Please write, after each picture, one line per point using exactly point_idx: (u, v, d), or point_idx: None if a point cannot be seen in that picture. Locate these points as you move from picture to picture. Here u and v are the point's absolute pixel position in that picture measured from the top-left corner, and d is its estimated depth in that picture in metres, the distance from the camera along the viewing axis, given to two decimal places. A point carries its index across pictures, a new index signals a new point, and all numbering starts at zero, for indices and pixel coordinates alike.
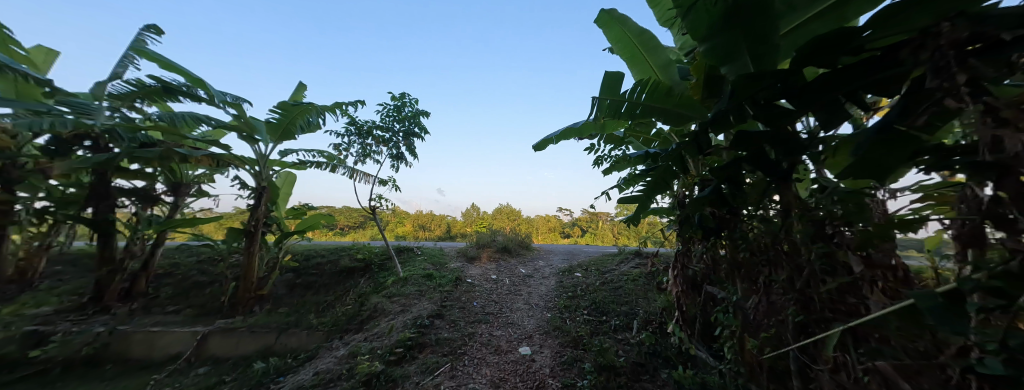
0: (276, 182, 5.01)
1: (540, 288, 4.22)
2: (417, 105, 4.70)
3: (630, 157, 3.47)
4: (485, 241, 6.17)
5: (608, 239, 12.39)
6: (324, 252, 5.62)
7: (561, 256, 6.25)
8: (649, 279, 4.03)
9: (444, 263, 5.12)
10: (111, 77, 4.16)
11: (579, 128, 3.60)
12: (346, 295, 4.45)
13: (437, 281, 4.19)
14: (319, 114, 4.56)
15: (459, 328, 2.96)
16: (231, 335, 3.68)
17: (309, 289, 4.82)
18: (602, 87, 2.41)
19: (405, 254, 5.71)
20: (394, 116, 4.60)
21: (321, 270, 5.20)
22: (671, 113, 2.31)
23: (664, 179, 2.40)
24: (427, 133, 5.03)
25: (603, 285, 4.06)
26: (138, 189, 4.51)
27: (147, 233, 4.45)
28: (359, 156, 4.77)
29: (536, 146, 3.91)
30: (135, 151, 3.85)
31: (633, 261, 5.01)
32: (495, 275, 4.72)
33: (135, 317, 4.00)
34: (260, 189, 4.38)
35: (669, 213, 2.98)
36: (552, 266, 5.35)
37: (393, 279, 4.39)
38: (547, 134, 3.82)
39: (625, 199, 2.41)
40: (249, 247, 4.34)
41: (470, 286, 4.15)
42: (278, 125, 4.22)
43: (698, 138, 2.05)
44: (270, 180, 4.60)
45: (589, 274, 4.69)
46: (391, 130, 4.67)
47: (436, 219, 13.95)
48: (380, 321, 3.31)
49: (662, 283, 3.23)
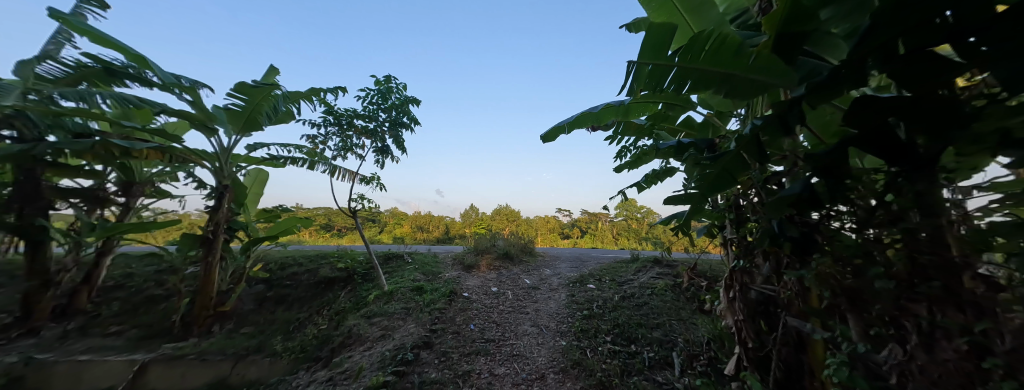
0: (244, 181, 4.38)
1: (548, 304, 3.60)
2: (405, 91, 4.07)
3: (659, 149, 2.88)
4: (484, 246, 5.54)
5: (609, 240, 11.81)
6: (302, 260, 4.98)
7: (568, 262, 5.64)
8: (678, 293, 3.43)
9: (437, 272, 4.50)
10: (41, 56, 3.52)
11: (598, 114, 3.02)
12: (322, 312, 3.82)
13: (427, 296, 3.57)
14: (291, 100, 3.91)
15: (451, 364, 2.34)
16: (175, 366, 3.03)
17: (282, 304, 4.17)
18: (643, 47, 1.75)
19: (393, 262, 5.07)
20: (378, 103, 3.97)
21: (297, 281, 4.56)
22: (739, 82, 1.63)
23: (732, 174, 1.65)
24: (418, 124, 4.41)
25: (623, 301, 3.45)
26: (80, 190, 3.88)
27: (90, 240, 3.82)
28: (338, 150, 4.13)
29: (546, 136, 3.32)
30: (62, 142, 3.21)
31: (652, 270, 4.40)
32: (496, 288, 4.09)
33: (66, 341, 3.35)
34: (221, 189, 3.74)
35: (715, 217, 2.38)
36: (560, 275, 4.72)
37: (376, 293, 3.75)
38: (558, 122, 3.22)
39: (671, 199, 1.78)
40: (207, 256, 3.68)
41: (467, 302, 3.53)
42: (239, 113, 3.57)
43: (788, 115, 1.43)
44: (234, 178, 3.97)
45: (603, 286, 4.07)
46: (374, 120, 4.03)
47: (433, 220, 13.25)
48: (354, 352, 2.67)
49: (703, 303, 2.62)
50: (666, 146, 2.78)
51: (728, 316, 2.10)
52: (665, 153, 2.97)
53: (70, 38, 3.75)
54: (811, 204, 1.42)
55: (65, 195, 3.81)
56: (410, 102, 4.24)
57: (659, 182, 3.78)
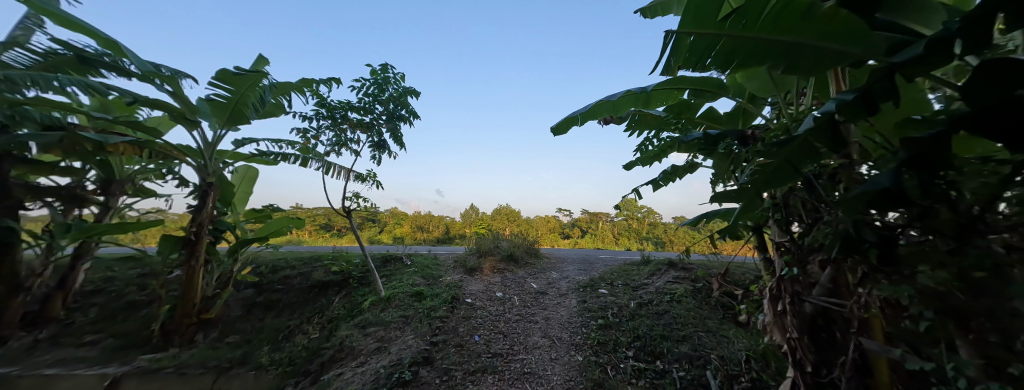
0: (231, 179, 4.10)
1: (558, 311, 3.32)
2: (403, 82, 3.79)
3: (684, 140, 2.61)
4: (487, 247, 5.28)
5: (610, 240, 11.59)
6: (295, 263, 4.71)
7: (575, 264, 5.37)
8: (700, 300, 3.15)
9: (438, 276, 4.23)
10: (8, 43, 3.23)
11: (616, 103, 2.75)
12: (314, 320, 3.55)
13: (427, 303, 3.30)
14: (281, 91, 3.64)
15: (455, 385, 2.06)
16: (150, 381, 2.73)
17: (272, 311, 3.88)
18: (687, 14, 1.53)
19: (391, 264, 4.80)
20: (374, 95, 3.69)
21: (290, 285, 4.28)
22: (801, 54, 1.36)
23: (794, 166, 1.37)
24: (418, 118, 4.13)
25: (639, 308, 3.18)
26: (56, 188, 3.61)
27: (65, 242, 3.55)
28: (332, 146, 3.86)
29: (557, 128, 3.05)
30: (27, 135, 2.92)
31: (667, 274, 4.13)
32: (500, 293, 3.82)
33: (33, 352, 3.05)
34: (204, 188, 3.45)
35: (755, 217, 2.10)
36: (568, 279, 4.44)
37: (372, 299, 3.47)
38: (571, 112, 2.95)
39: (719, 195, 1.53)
40: (189, 260, 3.39)
41: (470, 309, 3.26)
42: (224, 104, 3.29)
43: (875, 91, 1.15)
44: (219, 175, 3.69)
45: (616, 291, 3.80)
46: (370, 113, 3.75)
47: (433, 220, 12.99)
48: (346, 368, 2.38)
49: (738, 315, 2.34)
50: (692, 138, 2.52)
51: (775, 332, 1.83)
52: (690, 147, 2.70)
53: (39, 24, 3.45)
54: (898, 201, 1.14)
55: (38, 194, 3.53)
56: (409, 94, 3.96)
57: (678, 179, 3.51)
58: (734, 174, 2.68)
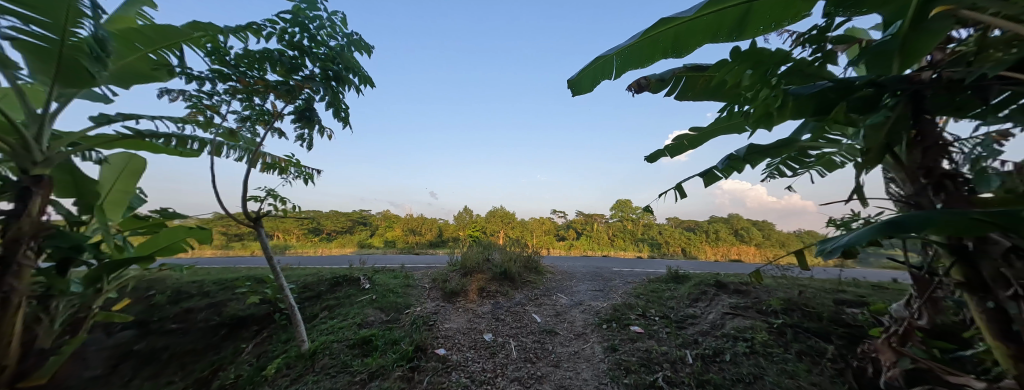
0: (101, 174, 2.80)
1: (578, 371, 2.16)
2: (345, 27, 2.57)
3: (802, 91, 1.49)
4: (474, 263, 4.10)
5: (605, 242, 10.58)
6: (210, 290, 3.60)
7: (587, 282, 4.23)
8: (800, 361, 2.02)
9: (403, 306, 3.05)
10: None
11: (683, 30, 1.61)
12: (205, 385, 2.34)
13: (372, 361, 2.12)
14: (160, 37, 2.41)
15: None
16: None
17: (149, 366, 2.63)
18: None
19: (343, 289, 3.57)
20: (301, 45, 2.46)
21: (191, 323, 3.08)
22: None
23: None
24: (371, 85, 2.94)
25: (705, 369, 2.04)
26: None
27: None
28: (241, 122, 2.65)
29: (578, 82, 1.95)
30: None
31: (719, 302, 3.03)
32: (488, 335, 2.63)
33: None
34: (24, 183, 1.88)
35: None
36: (582, 307, 3.30)
37: (287, 357, 2.27)
38: (602, 52, 1.82)
39: None
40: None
41: (439, 372, 2.07)
42: (48, 53, 2.07)
43: None
44: (61, 164, 2.40)
45: (655, 328, 2.67)
46: (296, 73, 2.52)
47: (426, 223, 11.77)
48: None
49: None
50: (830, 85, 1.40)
51: None
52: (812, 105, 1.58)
53: None
54: None
55: None
56: (356, 49, 2.75)
57: (751, 168, 2.36)
58: (895, 150, 1.55)
